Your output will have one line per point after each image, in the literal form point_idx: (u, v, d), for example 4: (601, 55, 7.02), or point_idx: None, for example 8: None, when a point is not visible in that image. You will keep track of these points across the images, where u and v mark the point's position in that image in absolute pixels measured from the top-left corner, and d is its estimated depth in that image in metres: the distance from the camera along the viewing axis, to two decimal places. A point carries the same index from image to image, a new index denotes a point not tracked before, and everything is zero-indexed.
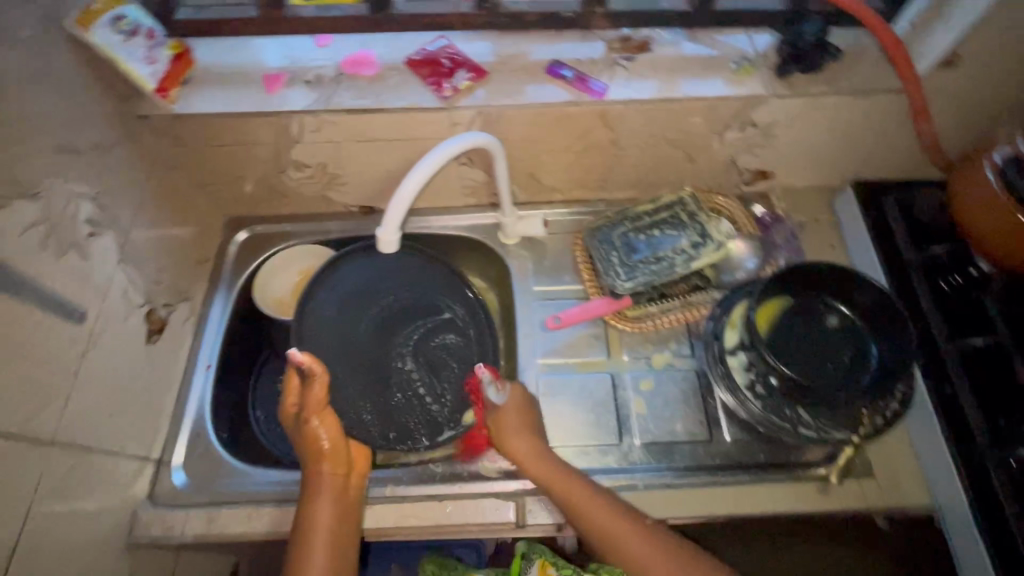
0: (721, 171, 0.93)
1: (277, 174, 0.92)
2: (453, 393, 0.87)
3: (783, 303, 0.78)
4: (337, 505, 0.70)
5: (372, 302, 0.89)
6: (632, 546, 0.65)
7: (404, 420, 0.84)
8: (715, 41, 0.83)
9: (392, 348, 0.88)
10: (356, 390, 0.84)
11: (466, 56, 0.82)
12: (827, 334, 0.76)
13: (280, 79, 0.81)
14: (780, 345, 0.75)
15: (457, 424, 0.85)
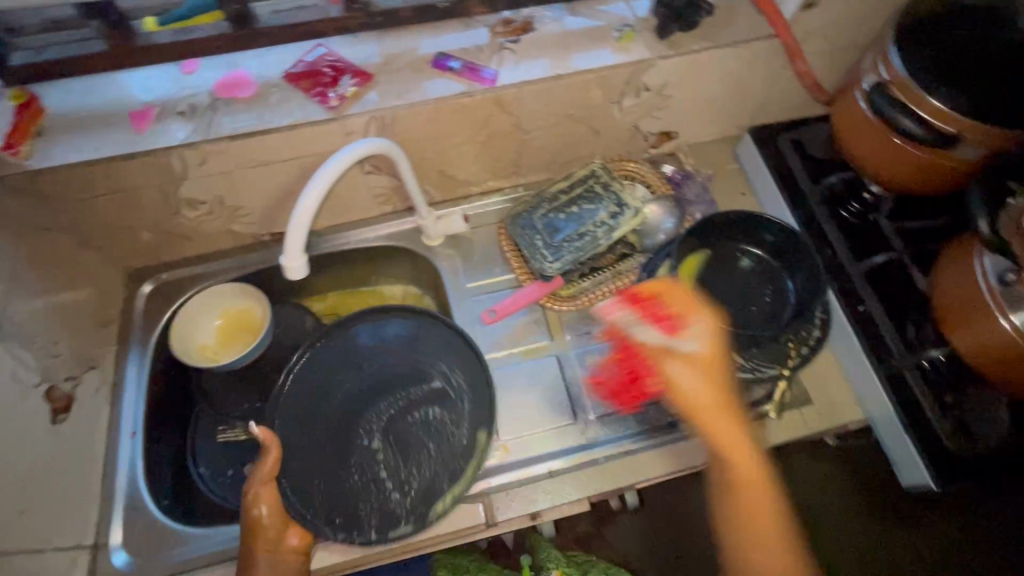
0: (627, 138, 0.95)
1: (170, 216, 0.86)
2: (419, 482, 0.76)
3: (702, 256, 0.80)
4: (271, 574, 0.68)
5: (353, 368, 0.83)
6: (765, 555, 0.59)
7: (359, 505, 0.74)
8: (595, 12, 0.83)
9: (361, 421, 0.79)
10: (313, 469, 0.76)
11: (347, 61, 0.78)
12: (746, 278, 0.79)
13: (149, 114, 0.75)
14: (704, 297, 0.77)
15: (416, 519, 0.73)
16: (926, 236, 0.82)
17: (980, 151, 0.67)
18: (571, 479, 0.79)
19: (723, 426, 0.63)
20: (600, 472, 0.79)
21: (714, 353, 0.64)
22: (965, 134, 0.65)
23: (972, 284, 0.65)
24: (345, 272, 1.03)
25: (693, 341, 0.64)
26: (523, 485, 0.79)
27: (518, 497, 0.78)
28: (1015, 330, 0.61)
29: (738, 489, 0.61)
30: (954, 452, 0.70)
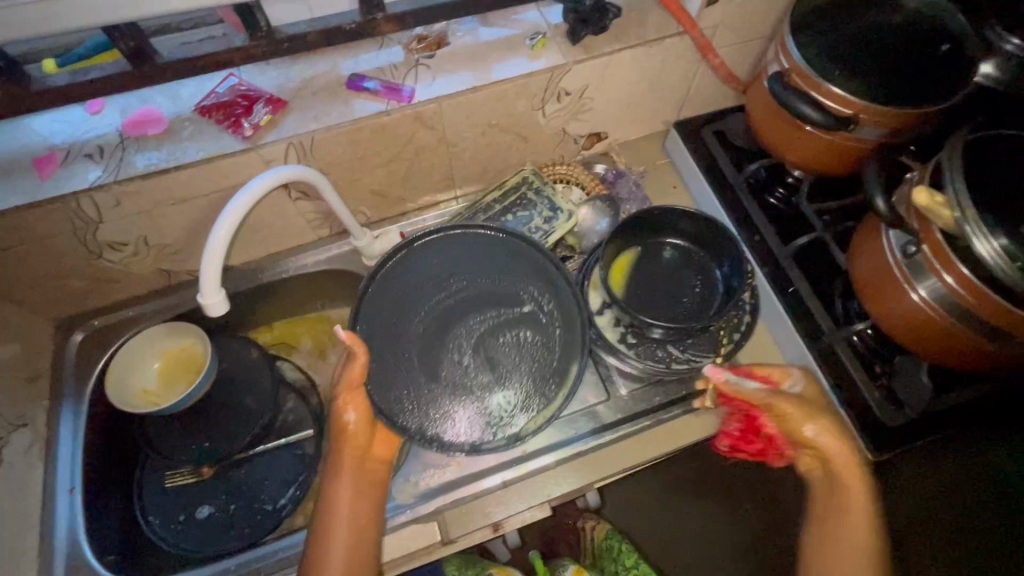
0: (557, 143, 0.96)
1: (92, 262, 0.83)
2: (511, 400, 0.74)
3: (632, 255, 0.83)
4: (354, 486, 0.70)
5: (447, 284, 0.79)
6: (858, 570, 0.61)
7: (447, 418, 0.73)
8: (508, 22, 0.84)
9: (449, 336, 0.77)
10: (400, 377, 0.74)
11: (260, 89, 0.77)
12: (674, 271, 0.82)
13: (53, 159, 0.73)
14: (637, 294, 0.80)
15: (507, 435, 0.72)
16: (846, 214, 0.85)
17: (879, 131, 0.70)
18: (525, 487, 0.80)
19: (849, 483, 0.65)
20: (552, 476, 0.80)
21: (817, 396, 0.70)
22: (862, 115, 0.68)
23: (884, 258, 0.67)
24: (290, 299, 1.02)
25: (797, 380, 0.71)
26: (478, 498, 0.79)
27: (476, 511, 0.79)
28: (924, 302, 0.63)
29: (848, 543, 0.62)
30: (884, 422, 0.73)
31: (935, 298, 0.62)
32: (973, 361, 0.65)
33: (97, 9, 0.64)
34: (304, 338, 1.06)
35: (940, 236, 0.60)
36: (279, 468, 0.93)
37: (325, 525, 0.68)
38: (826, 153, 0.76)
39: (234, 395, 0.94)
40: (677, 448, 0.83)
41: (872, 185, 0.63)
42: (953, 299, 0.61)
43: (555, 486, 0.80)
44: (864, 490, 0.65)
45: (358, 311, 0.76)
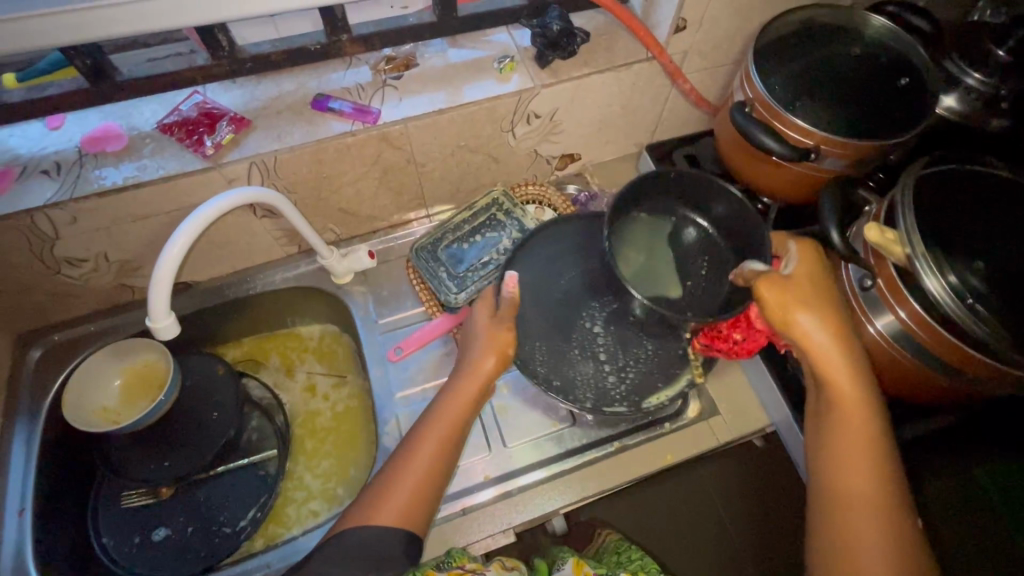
0: (529, 163, 0.96)
1: (52, 277, 0.82)
2: (635, 373, 0.79)
3: (653, 227, 0.80)
4: (454, 424, 0.69)
5: (591, 261, 0.85)
6: (852, 471, 0.58)
7: (574, 375, 0.78)
8: (478, 44, 0.84)
9: (585, 306, 0.83)
10: (540, 333, 0.81)
11: (223, 107, 0.76)
12: (685, 249, 0.80)
13: (9, 175, 0.72)
14: (641, 272, 0.77)
15: (625, 403, 0.77)
16: None
17: (841, 162, 0.70)
18: (488, 514, 0.78)
19: (840, 380, 0.60)
20: (514, 505, 0.79)
21: (814, 270, 0.64)
22: (823, 146, 0.68)
23: (841, 290, 0.67)
24: (259, 315, 1.01)
25: (792, 261, 0.64)
26: (438, 525, 0.77)
27: (435, 539, 0.77)
28: (879, 335, 0.63)
29: (847, 456, 0.59)
30: None
31: (891, 332, 0.62)
32: (927, 393, 0.66)
33: (51, 29, 0.63)
34: (273, 355, 1.05)
35: (893, 269, 0.60)
36: (239, 491, 0.91)
37: (405, 457, 0.67)
38: (792, 186, 0.77)
39: (196, 414, 0.91)
40: (641, 477, 0.81)
41: (828, 217, 0.64)
42: (906, 332, 0.61)
43: (518, 513, 0.78)
44: (864, 396, 0.60)
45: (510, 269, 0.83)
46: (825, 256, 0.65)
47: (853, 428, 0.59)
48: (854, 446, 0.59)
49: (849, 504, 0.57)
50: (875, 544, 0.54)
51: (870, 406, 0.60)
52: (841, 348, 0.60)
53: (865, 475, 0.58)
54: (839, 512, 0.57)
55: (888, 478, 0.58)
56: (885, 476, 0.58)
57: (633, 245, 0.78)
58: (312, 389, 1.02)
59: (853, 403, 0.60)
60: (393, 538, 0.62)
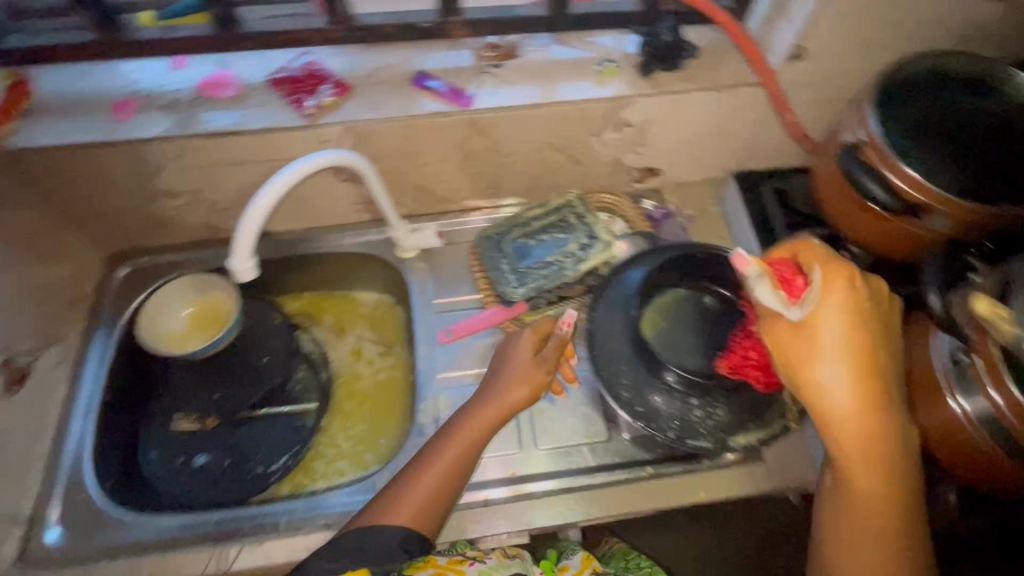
0: (609, 171, 0.95)
1: (149, 204, 0.88)
2: (723, 411, 0.70)
3: (672, 298, 0.78)
4: (472, 444, 0.71)
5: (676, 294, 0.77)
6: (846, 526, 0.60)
7: (660, 403, 0.70)
8: (582, 44, 0.84)
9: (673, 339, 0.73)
10: (625, 354, 0.73)
11: (329, 71, 0.80)
12: (719, 319, 0.76)
13: (131, 104, 0.78)
14: (667, 340, 0.75)
15: (709, 441, 0.70)
16: (897, 302, 0.79)
17: (948, 224, 0.65)
18: (508, 511, 0.78)
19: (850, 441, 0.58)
20: (535, 506, 0.78)
21: (836, 314, 0.56)
22: (933, 203, 0.64)
23: (927, 363, 0.63)
24: (322, 274, 1.05)
25: (806, 307, 0.56)
26: (457, 511, 0.78)
27: (452, 523, 0.77)
28: (965, 416, 0.59)
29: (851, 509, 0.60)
30: None
31: (979, 415, 0.58)
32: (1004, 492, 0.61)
33: None
34: (327, 314, 1.08)
35: (996, 351, 0.55)
36: (275, 436, 0.95)
37: (419, 465, 0.70)
38: (893, 244, 0.72)
39: (250, 353, 0.97)
40: (667, 508, 0.78)
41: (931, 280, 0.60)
42: (997, 420, 0.56)
43: (537, 517, 0.77)
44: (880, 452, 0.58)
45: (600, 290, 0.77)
46: (858, 295, 0.56)
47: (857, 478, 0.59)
48: (857, 500, 0.59)
49: (847, 550, 0.60)
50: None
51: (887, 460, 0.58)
52: (855, 403, 0.57)
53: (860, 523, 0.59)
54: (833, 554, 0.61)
55: (887, 525, 0.59)
56: (884, 524, 0.59)
57: (661, 319, 0.76)
58: (358, 353, 1.05)
59: (860, 452, 0.58)
60: (399, 539, 0.65)
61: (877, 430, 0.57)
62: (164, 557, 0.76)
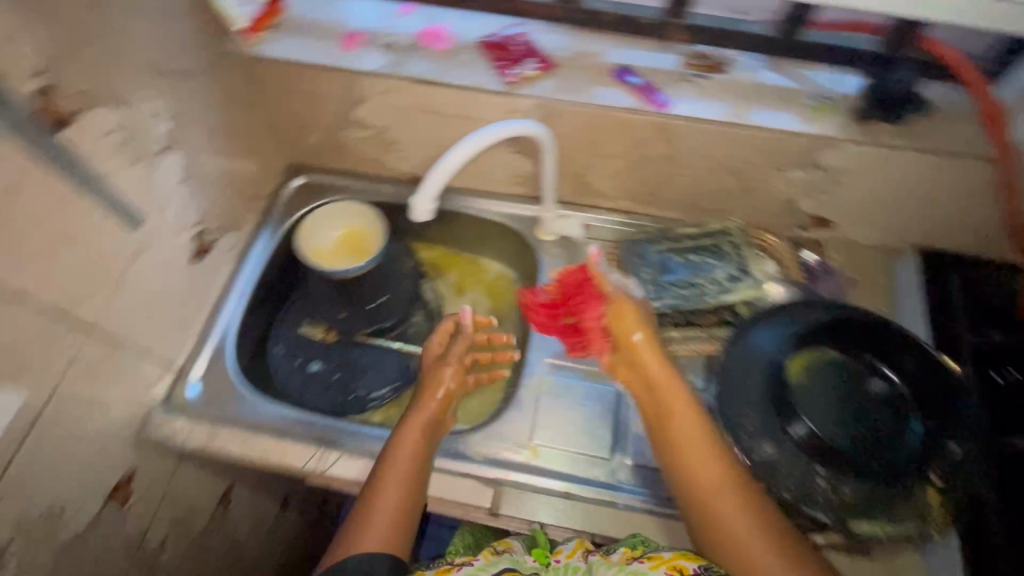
0: (777, 210, 0.90)
1: (341, 130, 0.96)
2: (851, 492, 0.65)
3: (825, 355, 0.73)
4: (417, 448, 0.72)
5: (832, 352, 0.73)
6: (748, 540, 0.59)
7: (782, 460, 0.66)
8: (797, 74, 0.80)
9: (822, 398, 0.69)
10: (758, 398, 0.70)
11: (540, 47, 0.82)
12: (872, 394, 0.70)
13: (360, 39, 0.85)
14: (812, 395, 0.69)
15: (828, 516, 0.65)
16: None
17: None
18: (586, 512, 0.77)
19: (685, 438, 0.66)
20: (614, 517, 0.76)
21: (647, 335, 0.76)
22: None
23: None
24: (459, 233, 1.10)
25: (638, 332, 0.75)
26: (538, 493, 0.79)
27: (532, 503, 0.78)
28: None
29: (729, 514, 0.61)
30: None
31: None
32: None
33: None
34: (452, 272, 1.13)
35: None
36: (385, 367, 1.02)
37: (384, 472, 0.69)
38: None
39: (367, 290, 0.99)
40: None
41: None
42: None
43: (614, 528, 0.76)
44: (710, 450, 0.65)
45: (744, 328, 0.75)
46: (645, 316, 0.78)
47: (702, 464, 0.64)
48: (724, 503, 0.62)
49: (737, 545, 0.59)
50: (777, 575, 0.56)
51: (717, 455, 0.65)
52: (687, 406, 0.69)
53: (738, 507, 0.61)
54: (728, 550, 0.60)
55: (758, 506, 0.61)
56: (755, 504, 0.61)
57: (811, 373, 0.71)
58: None
59: (689, 436, 0.66)
60: (381, 563, 0.61)
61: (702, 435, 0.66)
62: (277, 441, 0.84)
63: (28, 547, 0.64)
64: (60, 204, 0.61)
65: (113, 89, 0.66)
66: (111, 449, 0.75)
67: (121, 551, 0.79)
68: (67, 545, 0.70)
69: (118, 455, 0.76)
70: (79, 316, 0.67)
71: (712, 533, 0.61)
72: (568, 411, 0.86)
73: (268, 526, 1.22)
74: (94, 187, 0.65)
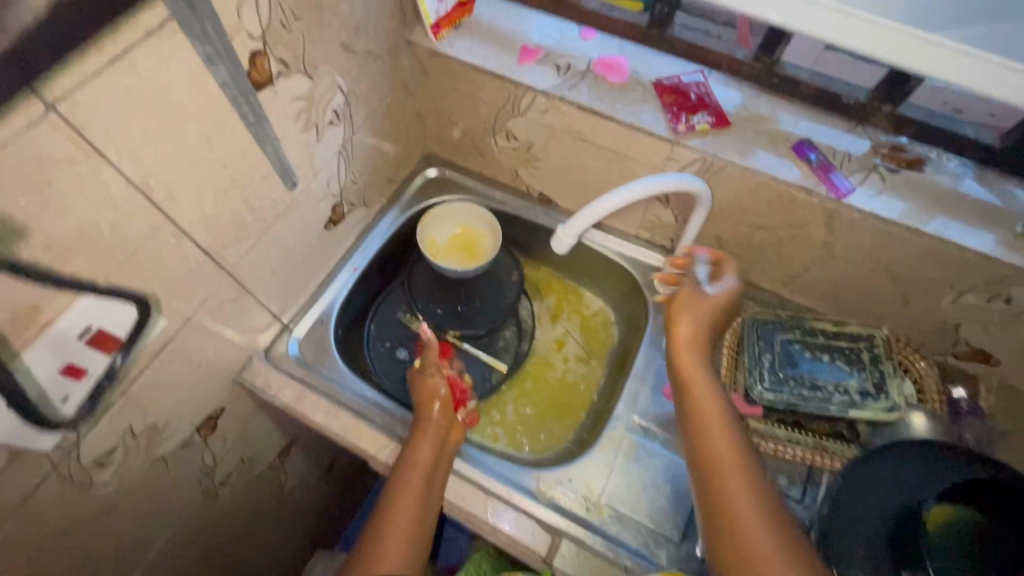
0: (933, 329, 0.81)
1: (488, 136, 0.97)
2: None
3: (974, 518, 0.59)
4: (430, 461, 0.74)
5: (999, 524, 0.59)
6: (747, 523, 0.56)
7: None
8: (1005, 191, 0.70)
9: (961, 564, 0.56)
10: (872, 540, 0.62)
11: (715, 99, 0.78)
12: None
13: (535, 54, 0.84)
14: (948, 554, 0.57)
15: None
16: None
17: None
18: None
19: (710, 420, 0.65)
20: None
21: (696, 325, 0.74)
22: None
23: None
24: (570, 260, 1.08)
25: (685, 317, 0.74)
26: (593, 556, 0.75)
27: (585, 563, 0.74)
28: None
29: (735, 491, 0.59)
30: None
31: None
32: None
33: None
34: (552, 295, 1.11)
35: None
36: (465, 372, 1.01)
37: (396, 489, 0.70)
38: None
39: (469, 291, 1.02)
40: None
41: None
42: None
43: None
44: (727, 429, 0.64)
45: (867, 456, 0.68)
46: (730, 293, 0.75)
47: (722, 456, 0.62)
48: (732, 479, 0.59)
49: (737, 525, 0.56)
50: (760, 539, 0.55)
51: (732, 436, 0.64)
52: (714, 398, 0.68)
53: (743, 494, 0.58)
54: (720, 518, 0.58)
55: (766, 503, 0.58)
56: (763, 499, 0.58)
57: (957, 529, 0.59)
58: (560, 344, 1.06)
59: (713, 419, 0.65)
60: None
61: (720, 415, 0.66)
62: (354, 420, 0.85)
63: (126, 454, 0.69)
64: (239, 156, 0.65)
65: (308, 60, 0.69)
66: (211, 384, 0.80)
67: (194, 476, 0.84)
68: (155, 461, 0.75)
69: (216, 390, 0.81)
70: (224, 260, 0.71)
71: (713, 510, 0.59)
72: (642, 478, 0.81)
73: (311, 484, 1.25)
74: (269, 146, 0.69)
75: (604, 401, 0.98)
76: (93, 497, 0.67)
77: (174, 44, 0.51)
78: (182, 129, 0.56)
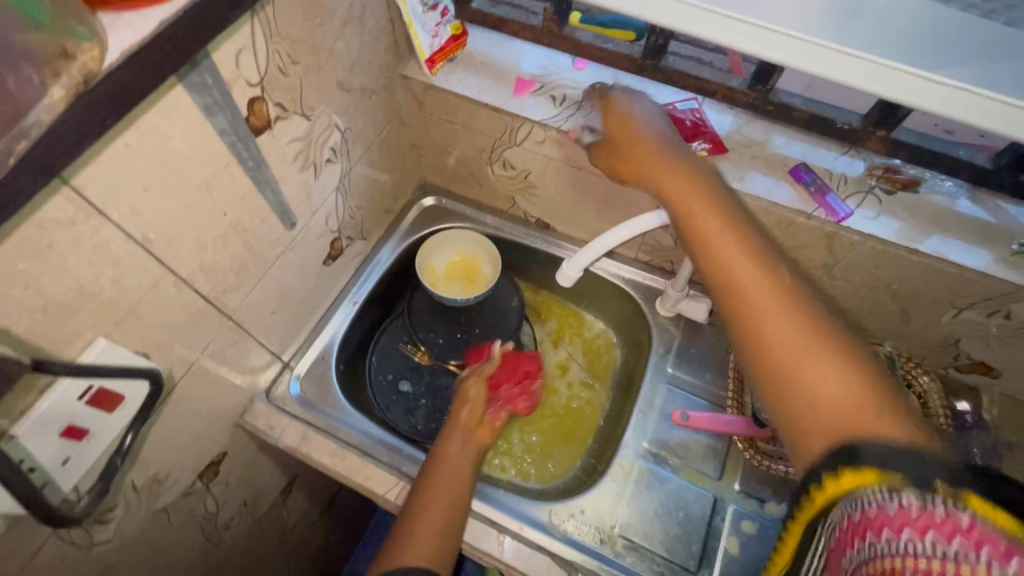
0: (934, 343, 0.82)
1: (485, 165, 0.97)
2: None
3: None
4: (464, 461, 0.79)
5: None
6: (797, 362, 0.48)
7: None
8: (997, 208, 0.72)
9: None
10: None
11: (709, 125, 0.79)
12: None
13: (531, 86, 0.84)
14: None
15: None
16: None
17: None
18: None
19: (735, 267, 0.53)
20: None
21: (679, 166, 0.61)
22: None
23: None
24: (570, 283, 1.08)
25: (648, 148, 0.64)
26: None
27: None
28: None
29: (776, 332, 0.49)
30: None
31: None
32: None
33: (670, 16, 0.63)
34: (552, 319, 1.11)
35: None
36: None
37: (427, 485, 0.75)
38: None
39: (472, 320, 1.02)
40: None
41: None
42: None
43: None
44: (757, 271, 0.52)
45: None
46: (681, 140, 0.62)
47: (756, 302, 0.51)
48: (771, 317, 0.50)
49: (785, 375, 0.48)
50: (814, 375, 0.47)
51: (764, 276, 0.52)
52: (740, 247, 0.54)
53: (789, 327, 0.49)
54: (766, 371, 0.50)
55: (815, 323, 0.50)
56: (810, 320, 0.50)
57: None
58: (563, 368, 1.06)
59: (736, 265, 0.53)
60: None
61: (744, 259, 0.53)
62: (360, 459, 0.84)
63: (128, 509, 0.67)
64: (239, 201, 0.64)
65: (306, 102, 0.69)
66: (214, 428, 0.78)
67: (197, 523, 0.82)
68: (157, 512, 0.73)
69: (219, 434, 0.79)
70: (224, 305, 0.70)
71: (754, 359, 0.51)
72: (654, 506, 0.80)
73: (314, 521, 1.23)
74: (268, 189, 0.68)
75: (611, 427, 0.98)
76: (95, 555, 0.65)
77: (175, 98, 0.51)
78: (182, 181, 0.55)
